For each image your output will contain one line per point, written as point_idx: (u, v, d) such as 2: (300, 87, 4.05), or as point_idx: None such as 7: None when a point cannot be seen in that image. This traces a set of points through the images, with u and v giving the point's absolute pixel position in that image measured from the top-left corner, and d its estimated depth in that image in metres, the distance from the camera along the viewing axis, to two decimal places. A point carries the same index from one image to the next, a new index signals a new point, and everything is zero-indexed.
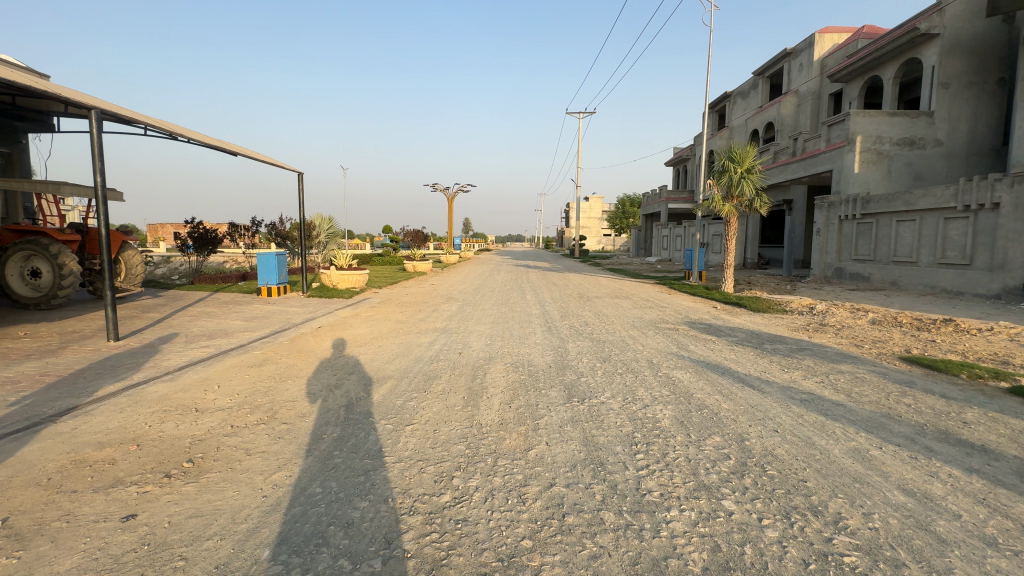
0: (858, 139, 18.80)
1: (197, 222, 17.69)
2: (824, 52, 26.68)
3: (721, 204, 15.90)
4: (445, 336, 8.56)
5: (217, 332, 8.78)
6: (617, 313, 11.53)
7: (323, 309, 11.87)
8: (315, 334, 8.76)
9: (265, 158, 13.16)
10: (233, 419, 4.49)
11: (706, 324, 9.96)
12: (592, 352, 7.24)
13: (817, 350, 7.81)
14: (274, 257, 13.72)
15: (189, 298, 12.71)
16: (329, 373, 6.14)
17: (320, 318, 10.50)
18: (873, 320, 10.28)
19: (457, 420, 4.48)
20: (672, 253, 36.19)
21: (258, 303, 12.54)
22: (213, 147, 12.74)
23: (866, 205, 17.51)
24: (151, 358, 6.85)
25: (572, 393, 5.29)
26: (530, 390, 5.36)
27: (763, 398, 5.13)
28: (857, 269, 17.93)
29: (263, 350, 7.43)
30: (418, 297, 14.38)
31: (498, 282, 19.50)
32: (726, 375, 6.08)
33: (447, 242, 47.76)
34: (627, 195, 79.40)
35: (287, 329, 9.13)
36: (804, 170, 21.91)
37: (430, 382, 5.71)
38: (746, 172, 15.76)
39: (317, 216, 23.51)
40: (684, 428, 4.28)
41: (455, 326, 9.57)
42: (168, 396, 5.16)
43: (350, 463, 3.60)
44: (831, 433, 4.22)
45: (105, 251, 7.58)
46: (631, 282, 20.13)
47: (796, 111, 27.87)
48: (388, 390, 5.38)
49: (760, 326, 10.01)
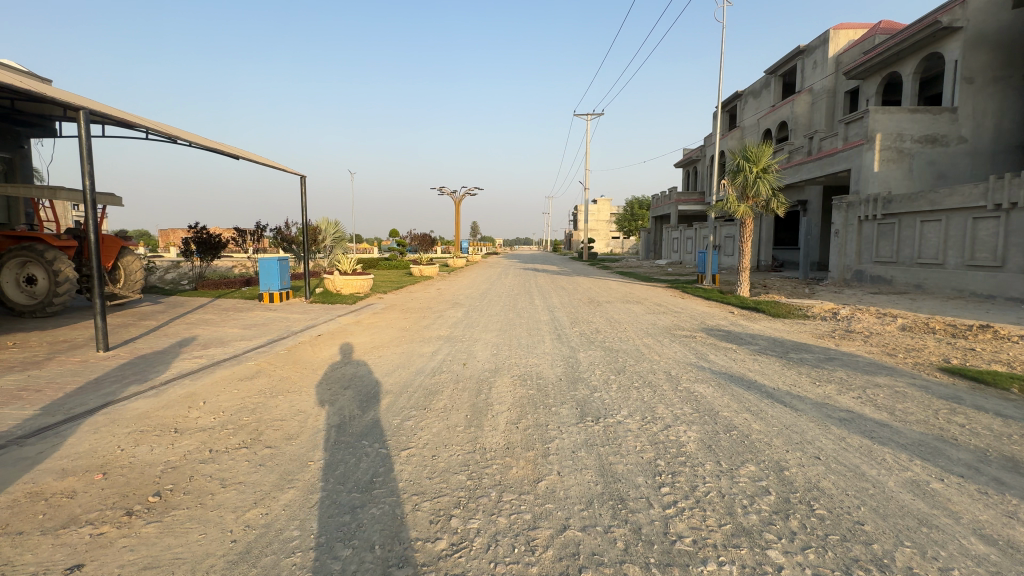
0: (878, 136, 18.15)
1: (201, 227, 17.49)
2: (839, 48, 26.01)
3: (736, 205, 15.35)
4: (449, 345, 8.13)
5: (212, 341, 8.44)
6: (630, 319, 11.03)
7: (325, 316, 11.52)
8: (314, 343, 8.39)
9: (266, 161, 12.90)
10: (213, 442, 4.08)
11: (724, 331, 9.43)
12: (605, 363, 6.77)
13: (848, 359, 7.26)
14: (276, 262, 13.42)
15: (189, 305, 12.43)
16: (324, 387, 5.75)
17: (321, 325, 10.13)
18: (903, 326, 9.69)
19: (459, 444, 4.04)
20: (682, 255, 35.51)
21: (259, 309, 12.23)
22: (214, 150, 12.51)
23: (888, 205, 16.87)
24: (138, 370, 6.50)
25: (585, 410, 4.83)
26: (539, 408, 4.91)
27: (797, 417, 4.62)
28: (879, 271, 17.25)
29: (257, 360, 7.05)
30: (423, 303, 14.00)
31: (505, 286, 19.07)
32: (752, 390, 5.58)
33: (454, 246, 47.52)
34: (636, 197, 78.74)
35: (285, 338, 8.77)
36: (821, 170, 21.25)
37: (430, 398, 5.28)
38: (762, 171, 15.21)
39: (322, 220, 23.26)
40: (712, 455, 3.80)
41: (461, 333, 9.15)
42: (146, 414, 4.77)
43: (335, 498, 3.17)
44: (881, 461, 3.72)
45: (94, 257, 7.26)
46: (642, 286, 19.54)
47: (811, 109, 27.19)
48: (384, 408, 4.95)
49: (782, 333, 9.46)
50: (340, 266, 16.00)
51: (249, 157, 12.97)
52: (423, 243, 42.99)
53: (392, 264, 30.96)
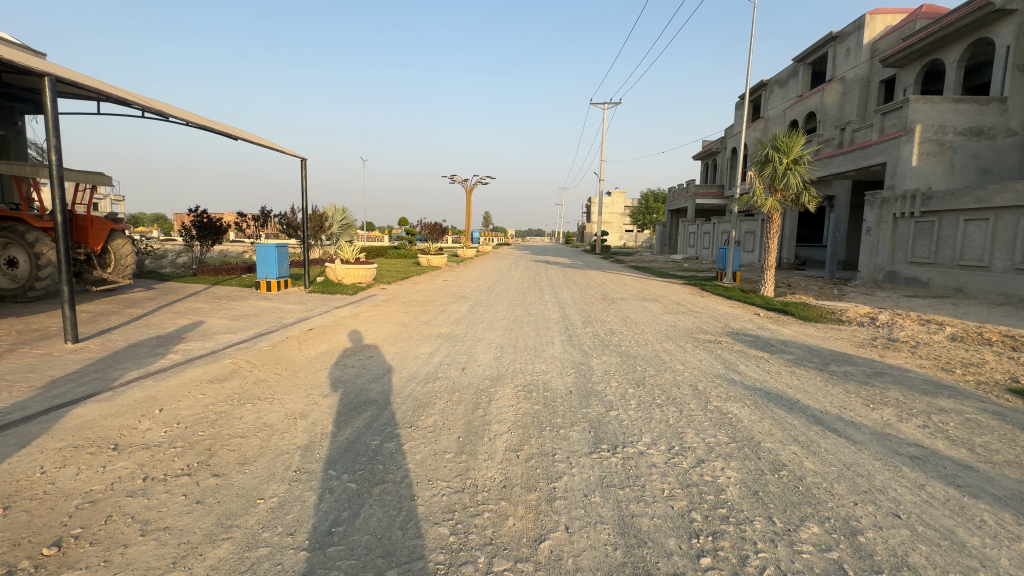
0: (918, 128, 16.91)
1: (201, 211, 16.93)
2: (875, 35, 24.55)
3: (763, 198, 14.33)
4: (449, 345, 7.40)
5: (194, 334, 7.81)
6: (648, 319, 10.18)
7: (322, 307, 10.89)
8: (303, 339, 7.72)
9: (265, 143, 12.27)
10: (153, 466, 3.41)
11: (752, 337, 8.58)
12: (622, 373, 5.97)
13: (901, 376, 6.37)
14: (274, 249, 12.80)
15: (182, 292, 11.90)
16: (301, 393, 5.06)
17: (315, 318, 9.48)
18: (952, 335, 8.73)
19: (446, 479, 3.30)
20: (699, 251, 34.30)
21: (255, 298, 11.65)
22: (212, 130, 11.90)
23: (927, 201, 15.70)
24: (102, 367, 5.87)
25: (599, 436, 4.06)
26: (545, 430, 4.14)
27: (859, 454, 3.80)
28: (914, 273, 16.13)
29: (236, 357, 6.40)
30: (427, 295, 13.29)
31: (514, 279, 18.28)
32: (795, 412, 4.77)
33: (464, 236, 46.73)
34: (651, 191, 77.11)
35: (273, 331, 8.12)
36: (853, 163, 20.01)
37: (419, 412, 4.56)
38: (793, 162, 14.15)
39: (329, 206, 22.62)
40: (761, 506, 3.02)
41: (463, 331, 8.42)
42: (88, 425, 4.11)
43: (278, 561, 2.46)
44: (983, 523, 2.90)
45: (62, 240, 6.64)
46: (659, 282, 18.60)
47: (842, 99, 25.76)
48: (364, 424, 4.23)
49: (816, 340, 8.57)
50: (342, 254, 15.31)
51: (247, 138, 12.35)
52: (433, 233, 42.38)
53: (400, 253, 30.35)
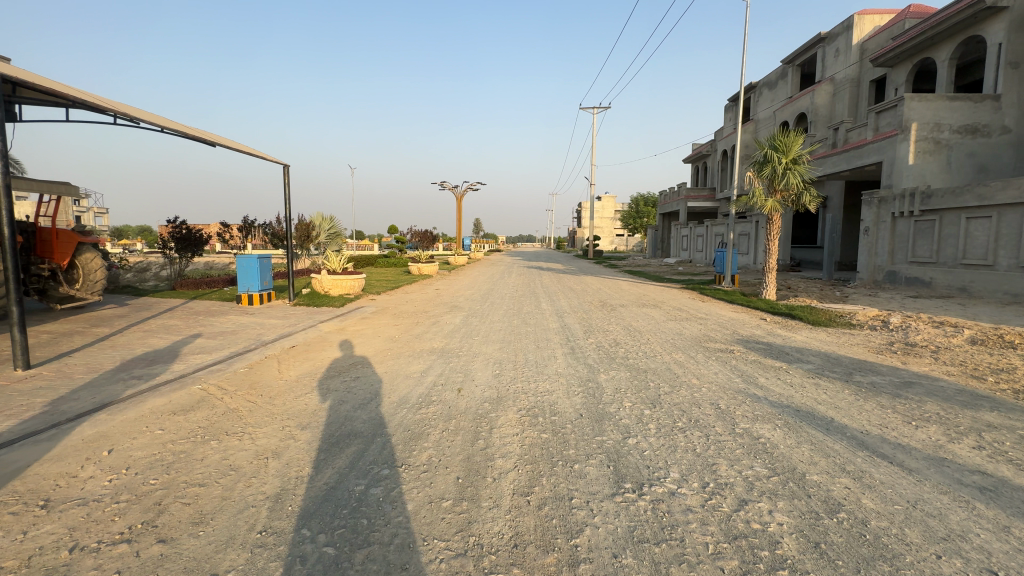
0: (913, 126, 16.75)
1: (179, 222, 16.19)
2: (864, 35, 24.55)
3: (763, 199, 13.97)
4: (443, 362, 6.81)
5: (164, 355, 7.17)
6: (652, 327, 9.68)
7: (307, 321, 10.27)
8: (283, 358, 7.08)
9: (244, 149, 11.66)
10: (85, 531, 2.79)
11: (764, 345, 8.12)
12: (635, 391, 5.42)
13: (933, 386, 5.90)
14: (256, 260, 12.12)
15: (158, 308, 11.20)
16: (277, 424, 4.45)
17: (298, 334, 8.85)
18: (970, 338, 8.35)
19: (445, 539, 2.73)
20: (693, 254, 34.04)
21: (235, 313, 10.99)
22: (188, 136, 11.30)
23: (926, 200, 15.47)
24: (53, 398, 5.22)
25: (621, 471, 3.52)
26: (557, 467, 3.59)
27: (921, 487, 3.29)
28: (915, 273, 15.86)
29: (207, 382, 5.77)
30: (418, 306, 12.70)
31: (509, 287, 17.75)
32: (834, 434, 4.27)
33: (455, 243, 46.09)
34: (641, 195, 77.19)
35: (252, 350, 7.48)
36: (848, 163, 19.81)
37: (411, 445, 3.98)
38: (792, 162, 13.81)
39: (316, 215, 21.91)
40: (828, 564, 2.50)
41: (457, 346, 7.84)
42: (19, 474, 3.48)
43: None
44: None
45: (11, 256, 5.98)
46: (657, 287, 18.17)
47: (832, 100, 25.70)
48: (347, 463, 3.65)
49: (831, 346, 8.14)
50: (329, 264, 14.69)
51: (226, 144, 11.74)
52: (423, 240, 41.66)
53: (390, 262, 29.68)
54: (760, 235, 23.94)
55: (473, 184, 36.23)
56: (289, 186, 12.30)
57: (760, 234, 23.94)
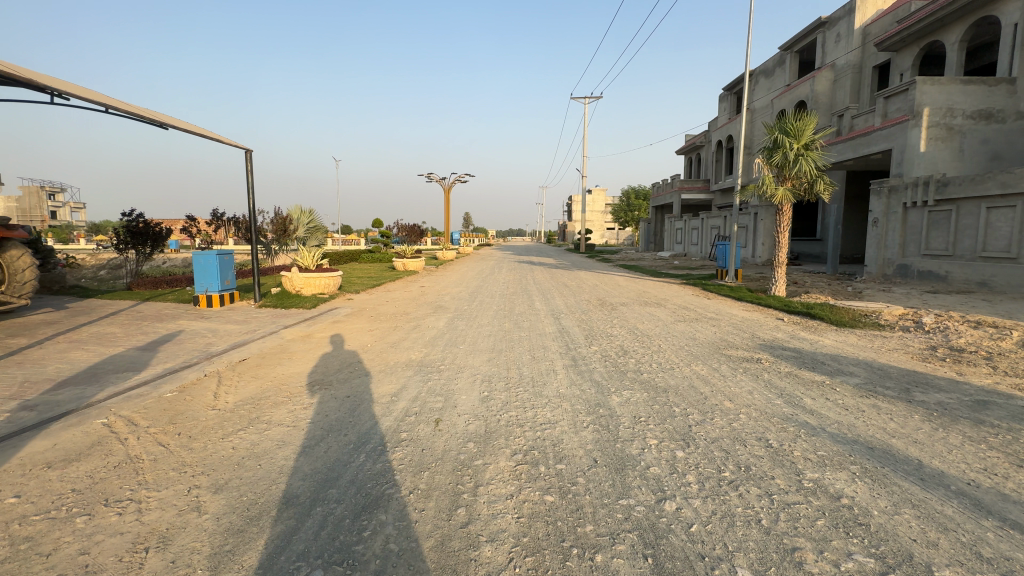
0: (925, 111, 15.86)
1: (136, 215, 14.78)
2: (866, 19, 23.66)
3: (773, 188, 12.95)
4: (421, 380, 5.63)
5: (83, 374, 5.92)
6: (661, 331, 8.60)
7: (270, 326, 9.04)
8: (227, 375, 5.86)
9: (199, 131, 10.32)
10: None
11: (792, 351, 7.12)
12: (658, 422, 4.30)
13: (1013, 406, 4.85)
14: (215, 258, 10.83)
15: (101, 311, 9.88)
16: (183, 484, 3.24)
17: (255, 343, 7.63)
18: (1020, 341, 7.39)
19: None
20: (688, 248, 33.10)
21: (191, 317, 9.71)
22: (133, 117, 9.93)
23: (941, 189, 14.61)
24: None
25: (665, 571, 2.39)
26: (573, 561, 2.46)
27: None
28: (929, 266, 15.04)
29: (117, 413, 4.55)
30: (400, 307, 11.48)
31: (499, 283, 16.61)
32: (936, 489, 3.19)
33: (443, 237, 44.44)
34: (633, 188, 76.27)
35: (192, 365, 6.24)
36: (854, 151, 18.90)
37: (364, 522, 2.82)
38: (804, 147, 12.77)
39: (294, 209, 20.42)
40: None
41: (439, 357, 6.67)
42: None
43: None
44: None
45: None
46: (656, 282, 17.14)
47: (833, 87, 24.83)
48: (266, 562, 2.46)
49: (867, 353, 7.15)
50: (302, 260, 13.41)
51: (181, 127, 10.41)
52: (412, 235, 40.18)
53: (375, 257, 28.39)
54: (760, 228, 23.03)
55: (464, 175, 37.32)
56: (252, 174, 10.98)
57: (760, 227, 23.03)
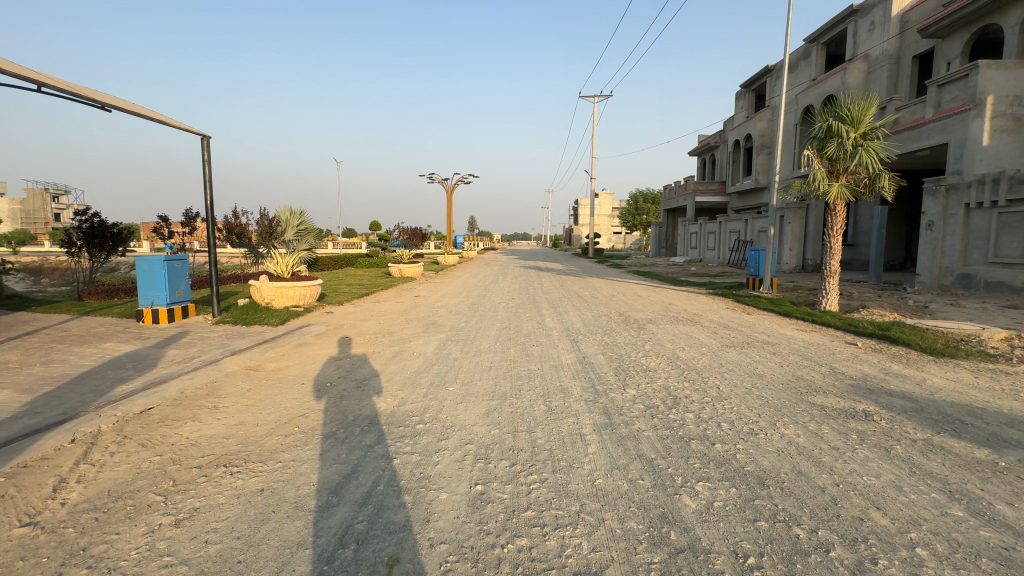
0: (989, 99, 13.87)
1: (91, 214, 13.06)
2: (904, 5, 21.65)
3: (825, 184, 11.02)
4: (384, 456, 3.73)
5: None
6: (710, 362, 6.67)
7: (217, 351, 7.22)
8: (105, 441, 4.02)
9: (144, 112, 8.56)
10: None
11: (902, 399, 5.19)
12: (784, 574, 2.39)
13: None
14: (162, 264, 9.03)
15: (18, 329, 8.09)
16: None
17: (182, 379, 5.76)
18: None
19: None
20: (705, 253, 31.05)
21: (127, 338, 7.93)
22: (61, 93, 8.18)
23: (1015, 187, 12.62)
24: None
25: None
26: None
27: None
28: (998, 275, 13.10)
29: None
30: (385, 323, 9.62)
31: (503, 293, 14.75)
32: None
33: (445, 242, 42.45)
34: (641, 192, 73.82)
35: (67, 421, 4.40)
36: (902, 146, 16.90)
37: None
38: (863, 136, 10.81)
39: (280, 209, 18.63)
40: None
41: (416, 407, 4.81)
42: None
43: None
44: None
45: None
46: (680, 293, 15.18)
47: (867, 79, 22.84)
48: None
49: (1007, 401, 5.19)
50: (275, 266, 11.60)
51: (125, 108, 8.65)
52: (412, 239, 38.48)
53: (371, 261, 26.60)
54: (788, 232, 21.05)
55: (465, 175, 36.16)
56: (210, 164, 9.22)
57: (788, 231, 21.03)
